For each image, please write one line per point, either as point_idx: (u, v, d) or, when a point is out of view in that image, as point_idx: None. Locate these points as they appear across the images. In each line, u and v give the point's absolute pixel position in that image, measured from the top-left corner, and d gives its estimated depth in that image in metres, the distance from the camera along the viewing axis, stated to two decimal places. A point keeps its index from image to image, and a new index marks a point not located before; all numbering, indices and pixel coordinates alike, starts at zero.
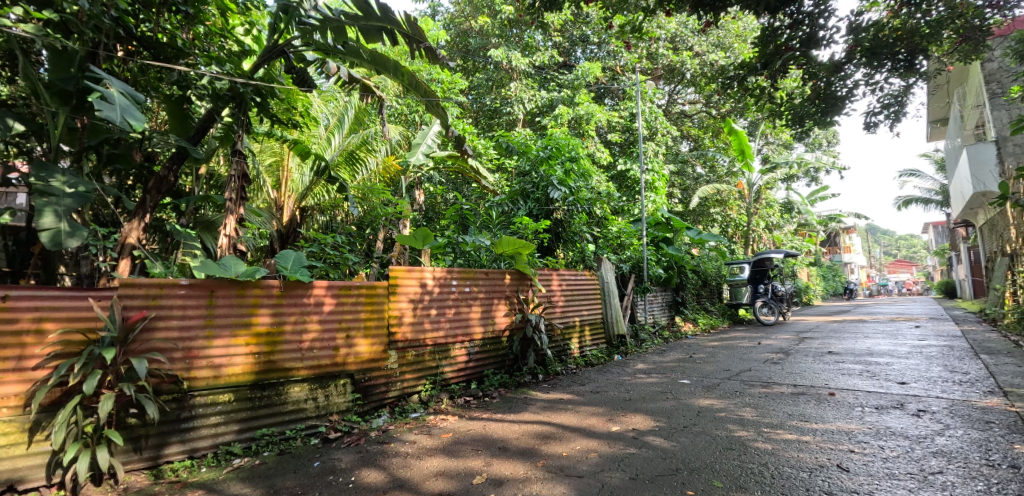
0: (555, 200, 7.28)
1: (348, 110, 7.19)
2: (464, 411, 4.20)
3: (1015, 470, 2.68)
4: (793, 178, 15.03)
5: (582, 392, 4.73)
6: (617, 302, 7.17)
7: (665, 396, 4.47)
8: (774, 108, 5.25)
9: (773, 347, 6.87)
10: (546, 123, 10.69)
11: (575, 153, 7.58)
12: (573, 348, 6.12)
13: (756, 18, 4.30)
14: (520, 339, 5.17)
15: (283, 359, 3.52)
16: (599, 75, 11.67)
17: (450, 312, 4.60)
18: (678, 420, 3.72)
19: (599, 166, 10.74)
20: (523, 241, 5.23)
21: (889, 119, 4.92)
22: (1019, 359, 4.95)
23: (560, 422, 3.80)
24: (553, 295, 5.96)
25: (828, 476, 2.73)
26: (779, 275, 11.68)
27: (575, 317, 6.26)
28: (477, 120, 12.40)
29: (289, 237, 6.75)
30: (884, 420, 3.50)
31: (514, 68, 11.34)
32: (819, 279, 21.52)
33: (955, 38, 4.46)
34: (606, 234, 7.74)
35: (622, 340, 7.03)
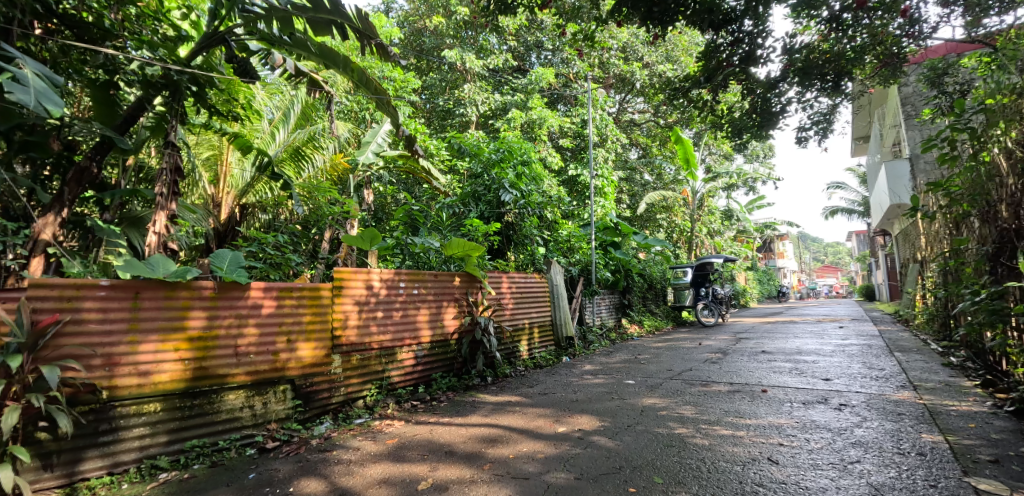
0: (506, 203, 7.35)
1: (294, 105, 7.11)
2: (411, 416, 4.22)
3: (922, 457, 2.96)
4: (733, 187, 15.78)
5: (530, 394, 4.84)
6: (566, 304, 7.34)
7: (610, 396, 4.64)
8: (716, 120, 5.54)
9: (712, 347, 7.23)
10: (499, 126, 10.81)
11: (527, 156, 7.71)
12: (522, 351, 6.23)
13: (702, 34, 4.55)
14: (469, 342, 5.24)
15: (216, 365, 3.41)
16: (552, 80, 11.89)
17: (397, 315, 4.60)
18: (622, 420, 3.87)
19: (550, 170, 10.95)
20: (473, 243, 5.34)
21: (817, 135, 5.29)
22: (927, 356, 5.43)
23: (508, 424, 3.89)
24: (503, 297, 6.05)
25: (760, 468, 2.93)
26: (719, 279, 12.23)
27: (524, 319, 6.38)
28: (430, 120, 12.39)
29: (226, 237, 6.49)
30: (810, 414, 3.78)
31: (469, 70, 11.39)
32: (756, 283, 22.65)
33: (876, 63, 4.83)
34: (555, 238, 7.91)
35: (570, 342, 7.20)
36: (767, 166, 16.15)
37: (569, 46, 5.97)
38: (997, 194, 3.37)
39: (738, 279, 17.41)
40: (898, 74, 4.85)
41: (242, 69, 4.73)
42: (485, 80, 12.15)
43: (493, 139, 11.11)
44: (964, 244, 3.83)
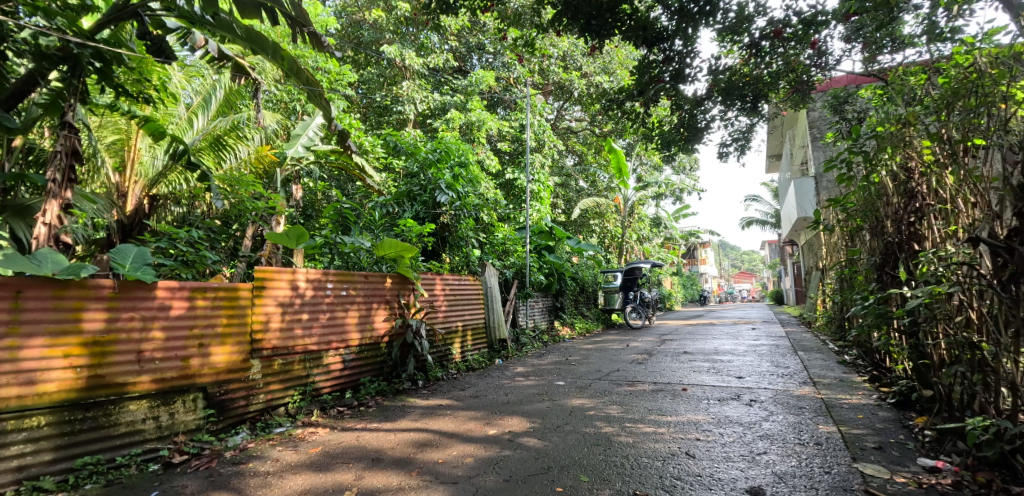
0: (442, 204, 7.36)
1: (216, 90, 7.04)
2: (337, 422, 4.15)
3: (818, 446, 3.28)
4: (662, 196, 16.55)
5: (461, 396, 4.90)
6: (500, 307, 7.46)
7: (541, 397, 4.79)
8: (647, 132, 5.87)
9: (638, 349, 7.58)
10: (437, 126, 10.80)
11: (464, 158, 7.74)
12: (455, 353, 6.28)
13: (636, 50, 4.82)
14: (399, 345, 5.27)
15: (114, 372, 3.17)
16: (492, 83, 12.02)
17: (324, 317, 4.54)
18: (552, 420, 4.03)
19: (487, 172, 11.09)
20: (406, 245, 5.31)
21: (737, 152, 5.71)
22: (826, 355, 5.99)
23: (438, 428, 3.95)
24: (436, 299, 6.07)
25: (678, 463, 3.15)
26: (646, 283, 12.80)
27: (457, 322, 6.44)
28: (367, 116, 12.20)
29: (132, 229, 6.15)
30: (724, 410, 4.09)
31: (408, 67, 11.33)
32: (680, 287, 23.80)
33: (789, 89, 5.30)
34: (491, 240, 8.01)
35: (503, 344, 7.33)
36: (693, 178, 17.03)
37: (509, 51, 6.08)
38: (886, 212, 3.78)
39: (664, 284, 18.23)
40: (807, 99, 5.32)
41: (158, 48, 4.19)
42: (424, 78, 12.10)
43: (431, 138, 11.09)
44: (856, 255, 4.25)
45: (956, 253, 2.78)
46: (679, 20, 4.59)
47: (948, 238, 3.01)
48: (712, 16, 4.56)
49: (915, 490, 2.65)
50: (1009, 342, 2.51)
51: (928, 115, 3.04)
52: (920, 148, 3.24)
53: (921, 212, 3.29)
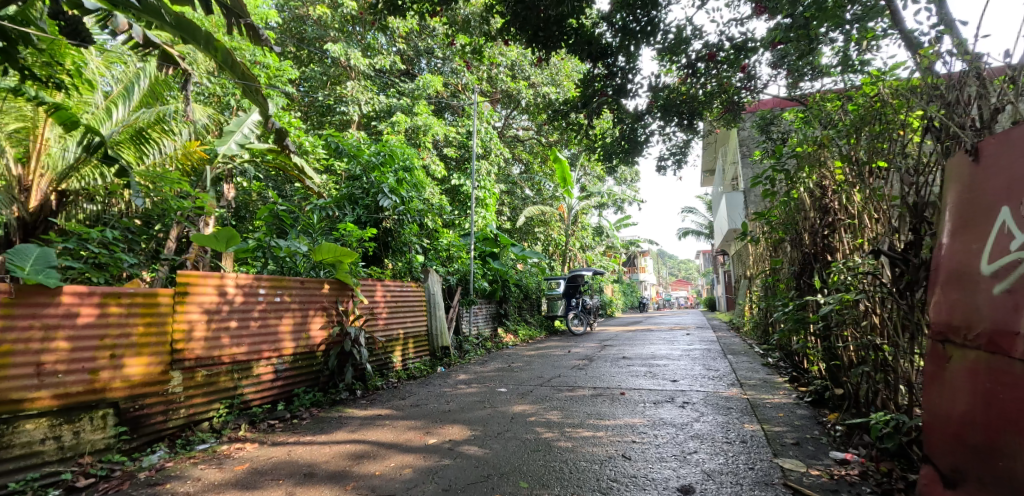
0: (385, 208, 7.28)
1: (139, 79, 6.72)
2: (266, 437, 3.98)
3: (743, 444, 3.51)
4: (605, 206, 17.02)
5: (401, 406, 4.88)
6: (443, 314, 7.46)
7: (482, 405, 4.85)
8: (590, 143, 6.11)
9: (578, 355, 7.77)
10: (383, 128, 10.70)
11: (409, 163, 7.70)
12: (395, 362, 6.23)
13: (582, 63, 5.00)
14: (337, 354, 5.18)
15: (9, 388, 2.90)
16: (439, 89, 12.01)
17: (254, 324, 4.38)
18: (493, 427, 4.10)
19: (433, 178, 11.08)
20: (346, 249, 5.24)
21: (674, 166, 6.01)
22: (752, 358, 6.39)
23: (376, 439, 3.91)
24: (376, 306, 6.00)
25: (615, 465, 3.27)
26: (588, 290, 13.11)
27: (398, 330, 6.39)
28: (308, 115, 11.91)
29: (33, 229, 5.75)
30: (659, 412, 4.29)
31: (353, 67, 11.16)
32: (621, 295, 24.46)
33: (722, 109, 5.62)
34: (435, 247, 8.00)
35: (445, 352, 7.33)
36: (633, 189, 17.62)
37: (458, 57, 6.11)
38: (805, 226, 4.08)
39: (606, 292, 18.72)
40: (738, 119, 5.67)
41: (73, 30, 3.88)
42: (370, 80, 11.95)
43: (374, 141, 10.95)
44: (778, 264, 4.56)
45: (862, 264, 3.06)
46: (622, 37, 4.83)
47: (856, 250, 3.30)
48: (653, 36, 4.82)
49: (827, 481, 2.88)
50: (906, 344, 2.77)
51: (840, 138, 3.31)
52: (833, 168, 3.53)
53: (834, 226, 3.60)
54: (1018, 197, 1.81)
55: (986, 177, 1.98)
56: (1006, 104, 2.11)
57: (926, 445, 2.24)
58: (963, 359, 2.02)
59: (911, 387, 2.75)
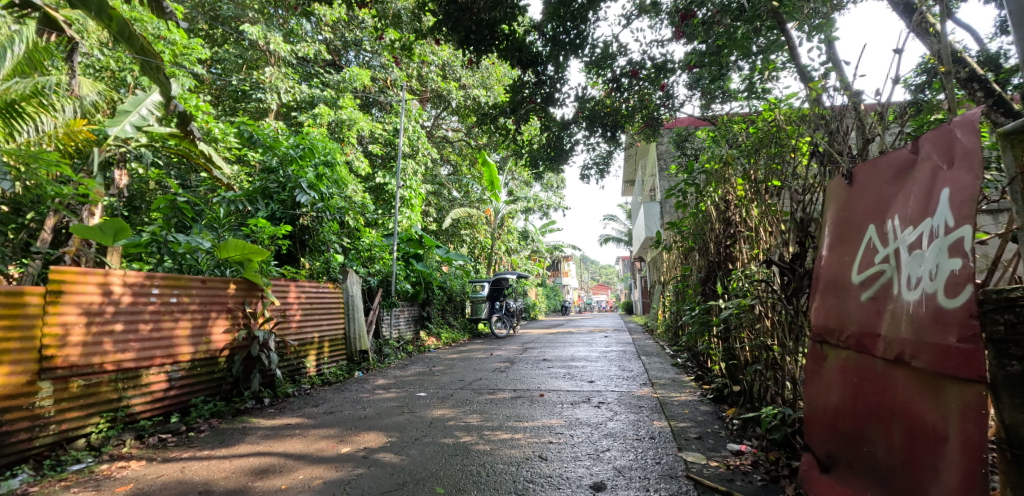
0: (302, 205, 6.99)
1: (14, 45, 5.93)
2: (156, 453, 3.69)
3: (652, 440, 3.74)
4: (531, 211, 17.35)
5: (314, 414, 4.73)
6: (362, 316, 7.31)
7: (400, 410, 4.83)
8: (518, 148, 6.26)
9: (500, 358, 7.88)
10: (303, 120, 10.30)
11: (331, 157, 7.42)
12: (309, 367, 6.06)
13: (512, 68, 5.12)
14: (242, 360, 4.96)
15: None
16: (366, 83, 11.72)
17: (145, 328, 4.09)
18: (410, 433, 4.09)
19: (356, 174, 10.83)
20: (255, 247, 4.93)
21: (597, 175, 6.28)
22: (663, 359, 6.77)
23: (284, 450, 3.75)
24: (289, 308, 5.82)
25: (530, 466, 3.37)
26: (511, 294, 13.29)
27: (314, 333, 6.22)
28: (220, 100, 11.27)
29: None
30: (575, 413, 4.48)
31: (273, 52, 10.64)
32: (544, 298, 24.94)
33: (642, 123, 5.94)
34: (355, 246, 7.80)
35: (364, 356, 7.20)
36: (558, 195, 18.09)
37: (387, 52, 6.00)
38: (711, 237, 4.43)
39: (529, 296, 19.03)
40: (657, 133, 6.02)
41: None
42: (292, 68, 11.47)
43: (294, 132, 10.53)
44: (687, 271, 4.90)
45: (757, 273, 3.38)
46: (552, 47, 4.99)
47: (753, 260, 3.65)
48: (581, 49, 5.06)
49: (724, 472, 3.13)
50: (791, 345, 3.07)
51: (742, 158, 3.64)
52: (735, 185, 3.87)
53: (735, 237, 3.92)
54: (884, 217, 2.08)
55: (861, 197, 2.26)
56: (874, 135, 2.40)
57: (806, 435, 2.52)
58: (837, 357, 2.29)
59: (796, 385, 3.06)
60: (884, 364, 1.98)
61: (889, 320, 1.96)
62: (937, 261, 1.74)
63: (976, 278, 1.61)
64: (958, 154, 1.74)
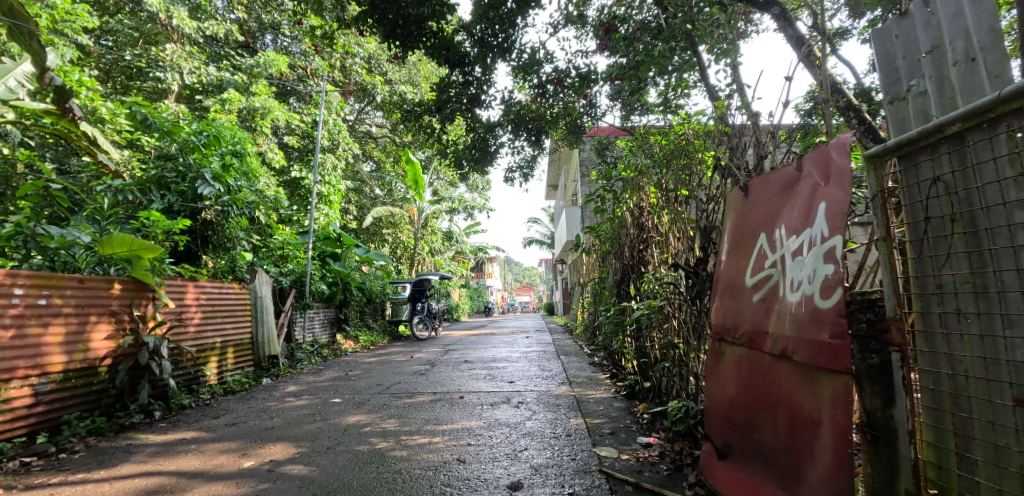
0: (205, 198, 6.48)
1: None
2: (20, 478, 3.34)
3: (567, 438, 3.89)
4: (456, 211, 17.35)
5: (213, 426, 4.48)
6: (272, 319, 7.02)
7: (311, 418, 4.68)
8: (443, 149, 6.28)
9: (420, 360, 7.83)
10: (210, 105, 9.66)
11: (241, 147, 7.03)
12: (209, 374, 5.72)
13: (439, 67, 5.12)
14: (127, 370, 4.55)
15: None
16: (283, 70, 11.19)
17: (5, 335, 3.72)
18: (321, 442, 3.99)
19: (269, 167, 10.33)
20: (146, 243, 4.61)
21: (521, 178, 6.42)
22: (580, 358, 7.02)
23: (177, 468, 3.53)
24: (187, 311, 5.51)
25: (448, 470, 3.39)
26: (434, 295, 13.24)
27: (215, 337, 5.90)
28: (110, 75, 10.26)
29: None
30: (495, 413, 4.56)
31: (176, 28, 9.87)
32: (467, 299, 24.96)
33: (566, 129, 6.16)
34: (266, 244, 7.51)
35: (273, 362, 6.91)
36: (483, 196, 18.22)
37: (307, 38, 5.78)
38: (626, 241, 4.69)
39: (452, 297, 18.97)
40: (579, 140, 6.27)
41: None
42: (198, 47, 10.68)
43: (199, 117, 9.86)
44: (604, 273, 5.16)
45: (667, 276, 3.62)
46: (480, 48, 5.01)
47: (662, 264, 3.90)
48: (508, 54, 5.10)
49: (634, 464, 3.32)
50: (694, 343, 3.32)
51: (655, 169, 3.92)
52: (648, 193, 4.13)
53: (647, 241, 4.17)
54: (773, 226, 2.31)
55: (754, 208, 2.50)
56: (766, 152, 2.67)
57: (706, 425, 2.74)
58: (733, 353, 2.52)
59: (697, 383, 3.29)
60: (772, 359, 2.20)
61: (776, 319, 2.18)
62: (815, 266, 1.96)
63: (844, 283, 1.82)
64: (833, 173, 1.96)
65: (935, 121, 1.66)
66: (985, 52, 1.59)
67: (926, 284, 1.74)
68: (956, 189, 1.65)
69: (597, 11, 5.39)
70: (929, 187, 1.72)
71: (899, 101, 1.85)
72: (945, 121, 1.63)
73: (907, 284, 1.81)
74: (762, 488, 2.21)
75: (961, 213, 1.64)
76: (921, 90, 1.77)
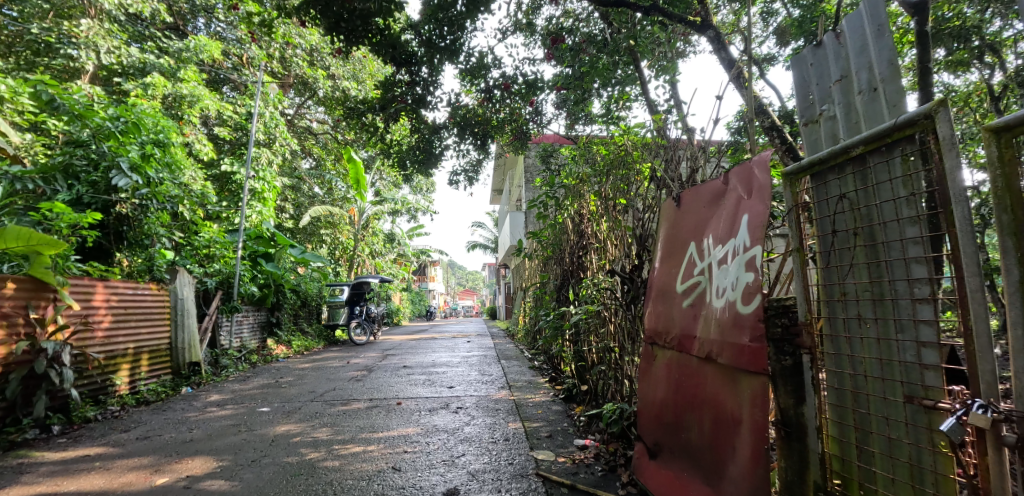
0: (121, 190, 6.04)
1: None
2: None
3: (505, 442, 3.93)
4: (398, 213, 17.13)
5: (122, 441, 4.22)
6: (194, 323, 6.69)
7: (235, 429, 4.50)
8: (385, 149, 6.20)
9: (357, 366, 7.68)
10: (130, 88, 9.07)
11: (165, 136, 6.59)
12: (121, 384, 5.37)
13: (385, 64, 5.04)
14: (21, 380, 4.21)
15: None
16: (216, 56, 10.66)
17: None
18: (245, 455, 3.84)
19: (196, 158, 9.85)
20: (47, 238, 4.25)
21: (466, 182, 6.44)
22: (521, 362, 7.10)
23: (79, 488, 3.31)
24: (96, 314, 5.19)
25: (382, 479, 3.35)
26: (373, 298, 13.01)
27: (128, 343, 5.55)
28: (13, 49, 9.22)
29: None
30: (432, 419, 4.54)
31: (95, 3, 9.22)
32: (408, 302, 24.66)
33: (512, 135, 6.26)
34: (189, 242, 7.18)
35: (194, 370, 6.57)
36: (427, 198, 18.09)
37: (243, 24, 5.51)
38: (567, 247, 4.80)
39: (392, 301, 18.65)
40: (524, 146, 6.38)
41: None
42: (119, 24, 9.96)
43: (117, 101, 9.21)
44: (545, 278, 5.28)
45: (605, 282, 3.75)
46: (427, 49, 5.00)
47: (600, 270, 4.03)
48: (456, 56, 5.13)
49: (570, 466, 3.40)
50: (629, 347, 3.45)
51: (595, 178, 4.06)
52: (588, 200, 4.26)
53: (587, 247, 4.29)
54: (702, 235, 2.44)
55: (686, 217, 2.64)
56: (698, 166, 2.82)
57: (639, 426, 2.85)
58: (664, 356, 2.64)
59: (631, 385, 3.42)
60: (698, 361, 2.33)
61: (703, 324, 2.30)
62: (738, 274, 2.09)
63: (763, 290, 1.94)
64: (755, 187, 2.10)
65: (842, 143, 1.80)
66: (885, 82, 1.72)
67: (832, 292, 1.91)
68: (859, 205, 1.81)
69: (545, 20, 5.50)
70: (837, 203, 1.88)
71: (812, 123, 2.03)
72: (850, 143, 1.76)
73: (817, 292, 1.99)
74: (688, 485, 2.33)
75: (862, 228, 1.80)
76: (831, 115, 1.94)
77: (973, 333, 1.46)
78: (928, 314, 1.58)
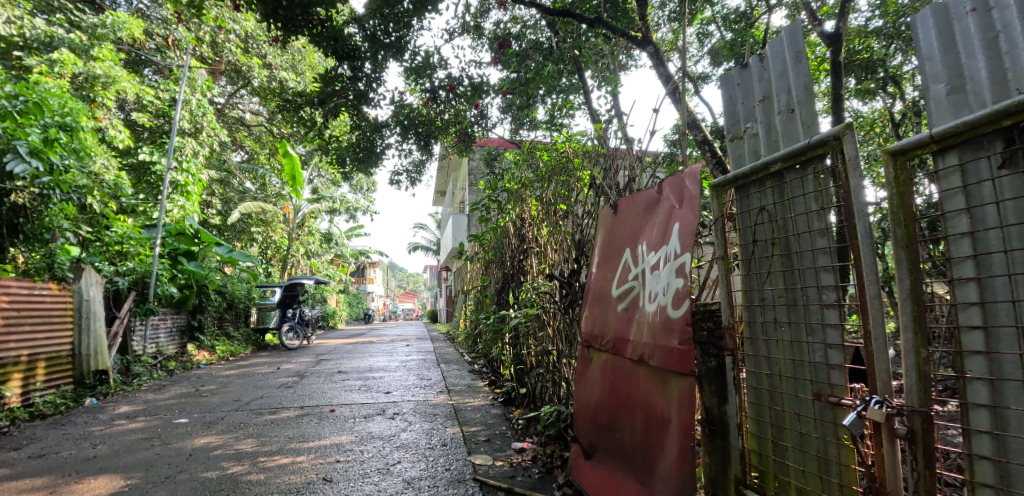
0: (18, 178, 5.60)
1: None
2: None
3: (442, 447, 3.92)
4: (336, 212, 16.70)
5: (11, 460, 3.89)
6: (102, 328, 6.25)
7: (148, 444, 4.25)
8: (323, 145, 6.04)
9: (289, 371, 7.42)
10: (34, 64, 8.35)
11: (73, 119, 6.10)
12: (13, 395, 4.93)
13: (326, 56, 4.89)
14: None
15: None
16: (138, 35, 9.97)
17: None
18: (158, 471, 3.63)
19: (109, 145, 9.30)
20: None
21: (407, 182, 6.37)
22: (461, 366, 7.10)
23: None
24: None
25: (314, 490, 3.27)
26: (308, 300, 12.61)
27: (21, 350, 5.12)
28: None
29: None
30: (367, 427, 4.47)
31: None
32: (345, 304, 24.07)
33: (456, 137, 6.28)
34: (99, 237, 6.80)
35: (100, 379, 6.11)
36: (368, 198, 17.76)
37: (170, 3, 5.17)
38: (508, 251, 4.85)
39: (327, 302, 18.15)
40: (468, 148, 6.40)
41: None
42: None
43: (17, 77, 8.43)
44: (487, 282, 5.31)
45: (544, 286, 3.82)
46: (371, 46, 4.91)
47: (540, 274, 4.10)
48: (401, 53, 5.05)
49: (507, 469, 3.43)
50: (566, 350, 3.53)
51: (538, 183, 4.14)
52: (529, 205, 4.32)
53: (528, 252, 4.36)
54: (636, 242, 2.55)
55: (621, 225, 2.74)
56: (635, 176, 2.92)
57: (575, 428, 2.92)
58: (600, 359, 2.73)
59: (569, 388, 3.50)
60: (632, 364, 2.42)
61: (636, 327, 2.40)
62: (669, 279, 2.19)
63: (691, 295, 2.04)
64: (685, 197, 2.20)
65: (763, 159, 1.94)
66: (801, 105, 1.85)
67: (752, 298, 2.05)
68: (777, 217, 1.95)
69: (492, 25, 5.54)
70: (758, 214, 2.03)
71: (737, 140, 2.18)
72: (769, 160, 1.90)
73: (739, 297, 2.12)
74: (620, 483, 2.41)
75: (779, 238, 1.94)
76: (753, 132, 2.10)
77: (870, 335, 1.60)
78: (834, 318, 1.72)
